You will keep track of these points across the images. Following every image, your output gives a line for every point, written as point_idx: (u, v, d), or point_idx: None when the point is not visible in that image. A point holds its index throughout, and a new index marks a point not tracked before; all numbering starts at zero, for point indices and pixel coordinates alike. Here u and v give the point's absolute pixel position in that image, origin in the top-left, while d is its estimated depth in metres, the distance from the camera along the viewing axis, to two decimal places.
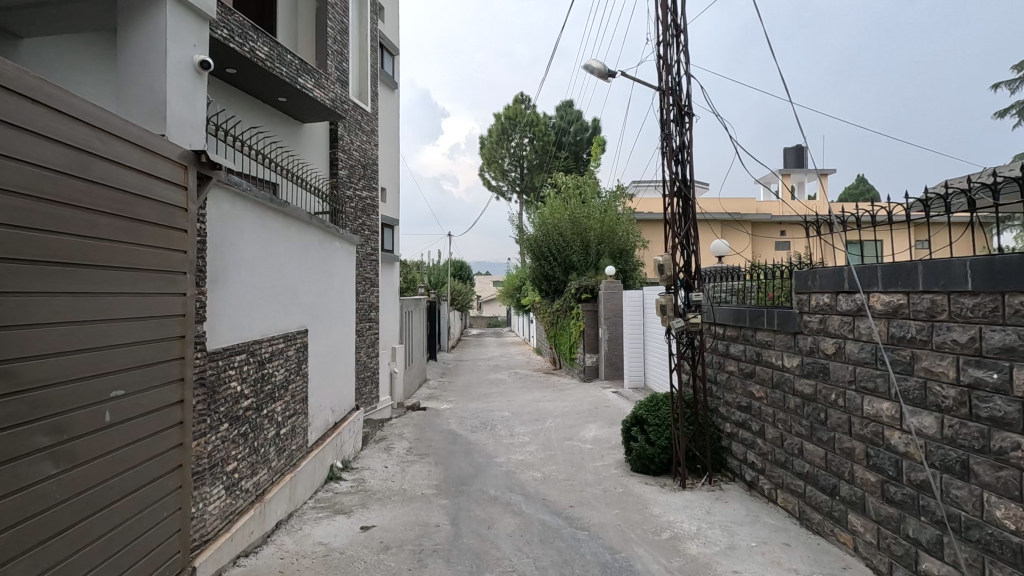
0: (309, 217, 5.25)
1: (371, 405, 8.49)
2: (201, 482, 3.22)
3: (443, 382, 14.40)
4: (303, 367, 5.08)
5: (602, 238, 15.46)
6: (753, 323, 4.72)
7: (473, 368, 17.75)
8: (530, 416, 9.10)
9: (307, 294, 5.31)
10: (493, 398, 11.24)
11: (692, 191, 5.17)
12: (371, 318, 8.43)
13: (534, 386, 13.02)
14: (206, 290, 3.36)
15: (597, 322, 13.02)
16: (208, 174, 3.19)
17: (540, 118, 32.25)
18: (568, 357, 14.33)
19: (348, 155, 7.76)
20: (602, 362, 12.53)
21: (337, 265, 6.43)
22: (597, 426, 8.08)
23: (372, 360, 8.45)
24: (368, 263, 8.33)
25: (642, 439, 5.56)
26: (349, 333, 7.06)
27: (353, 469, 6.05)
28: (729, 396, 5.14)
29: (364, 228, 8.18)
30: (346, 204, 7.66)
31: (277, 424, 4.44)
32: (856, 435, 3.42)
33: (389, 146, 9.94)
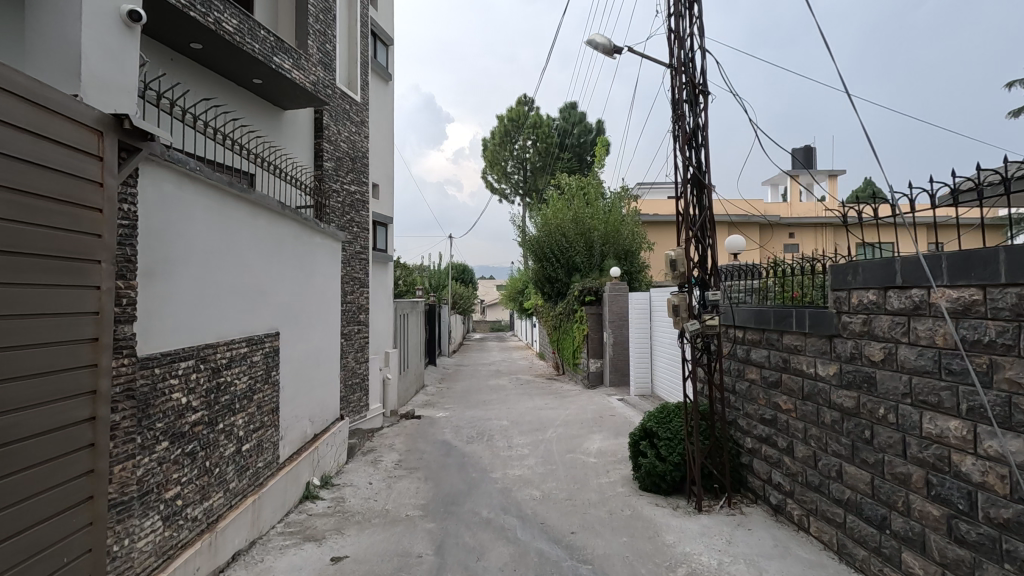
0: (283, 208, 4.74)
1: (360, 414, 7.95)
2: (126, 515, 2.69)
3: (441, 388, 13.82)
4: (273, 374, 4.55)
5: (607, 239, 14.91)
6: (778, 325, 4.15)
7: (473, 373, 17.18)
8: (530, 425, 8.54)
9: (279, 295, 4.78)
10: (492, 405, 10.67)
11: (708, 177, 4.64)
12: (360, 321, 7.89)
13: (535, 392, 12.44)
14: (140, 285, 2.83)
15: (601, 326, 12.45)
16: (137, 145, 2.68)
17: (543, 120, 31.78)
18: (572, 363, 13.76)
19: (334, 146, 7.26)
20: (607, 367, 11.95)
21: (317, 263, 5.91)
22: (602, 438, 7.49)
23: (360, 366, 7.90)
24: (356, 261, 7.80)
25: (652, 455, 5.00)
26: (332, 337, 6.53)
27: (334, 486, 5.50)
28: (750, 407, 4.57)
29: (353, 225, 7.67)
30: (333, 198, 7.15)
31: (238, 440, 3.91)
32: (912, 459, 2.86)
33: (381, 140, 9.45)
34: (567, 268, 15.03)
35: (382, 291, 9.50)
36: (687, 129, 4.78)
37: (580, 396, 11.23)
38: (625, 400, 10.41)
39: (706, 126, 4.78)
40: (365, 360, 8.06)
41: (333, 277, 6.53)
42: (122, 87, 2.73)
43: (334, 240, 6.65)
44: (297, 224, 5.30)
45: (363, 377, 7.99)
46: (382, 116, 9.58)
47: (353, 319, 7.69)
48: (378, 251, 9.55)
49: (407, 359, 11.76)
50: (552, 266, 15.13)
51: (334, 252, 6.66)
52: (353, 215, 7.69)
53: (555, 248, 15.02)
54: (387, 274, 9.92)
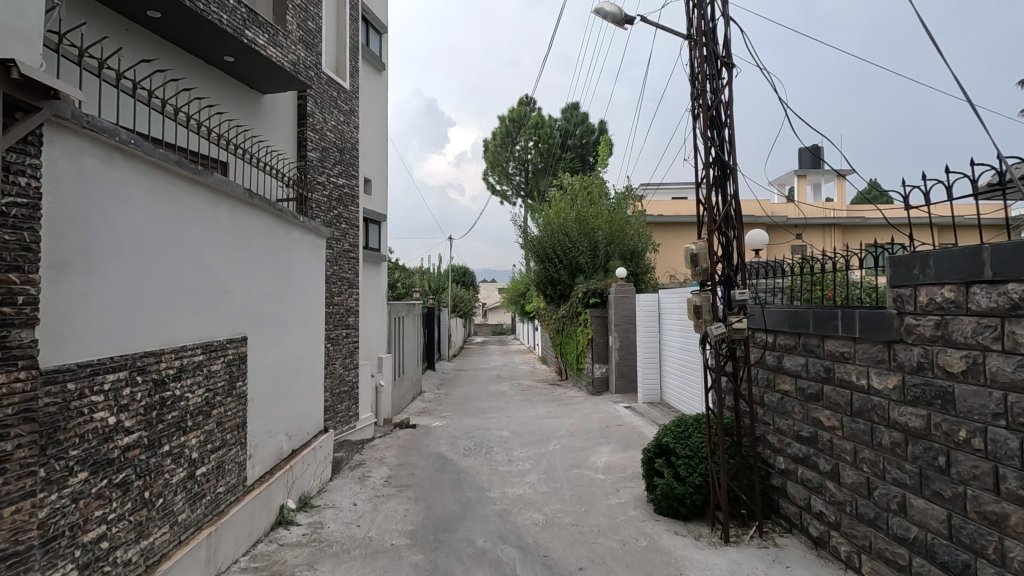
0: (251, 197, 4.18)
1: (348, 425, 7.38)
2: (21, 571, 2.12)
3: (439, 395, 13.25)
4: (237, 386, 3.98)
5: (612, 239, 14.34)
6: (820, 328, 3.56)
7: (473, 379, 16.59)
8: (532, 436, 7.98)
9: (247, 295, 4.21)
10: (492, 413, 10.10)
11: (733, 161, 4.10)
12: (349, 324, 7.34)
13: (538, 399, 11.86)
14: (42, 280, 2.28)
15: (607, 329, 11.88)
16: (36, 103, 2.18)
17: (545, 120, 31.30)
18: (576, 368, 13.17)
19: (319, 135, 6.73)
20: (613, 373, 11.37)
21: (297, 261, 5.34)
22: (610, 451, 6.92)
23: (349, 373, 7.35)
24: (345, 260, 7.25)
25: (669, 475, 4.43)
26: (315, 342, 5.96)
27: (313, 509, 4.93)
28: (784, 423, 4.00)
29: (340, 221, 7.13)
30: (317, 191, 6.62)
31: (189, 464, 3.34)
32: (1007, 496, 2.29)
33: (373, 132, 8.92)
34: (570, 269, 14.47)
35: (374, 293, 8.95)
36: (710, 106, 4.23)
37: (585, 403, 10.64)
38: (633, 408, 9.83)
39: (730, 103, 4.24)
40: (355, 366, 7.50)
41: (316, 277, 5.97)
42: (21, 32, 2.22)
43: (318, 236, 6.09)
44: (274, 216, 4.74)
45: (352, 385, 7.43)
46: (374, 108, 9.06)
47: (340, 323, 7.14)
48: (370, 250, 9.01)
49: (403, 364, 11.20)
50: (555, 267, 14.58)
51: (318, 250, 6.10)
52: (340, 210, 7.13)
53: (558, 249, 14.46)
54: (380, 275, 9.37)
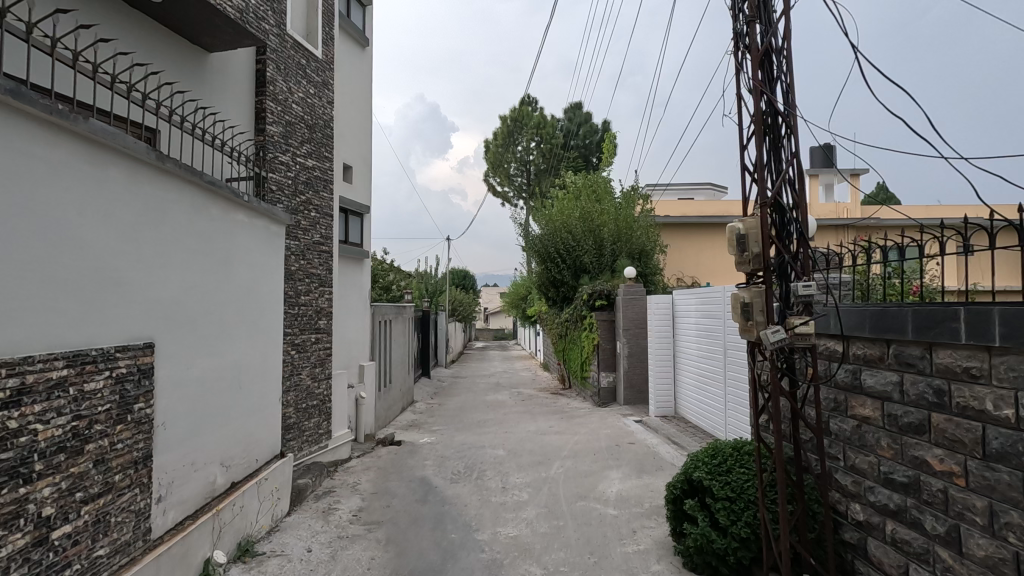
0: (164, 163, 3.24)
1: (318, 444, 6.39)
2: None
3: (433, 405, 12.25)
4: (135, 410, 2.99)
5: (619, 237, 13.34)
6: (924, 334, 2.56)
7: (471, 387, 15.57)
8: (531, 457, 6.97)
9: (159, 289, 3.25)
10: (487, 427, 9.11)
11: (795, 114, 3.15)
12: (319, 327, 6.37)
13: (539, 411, 10.84)
14: None
15: (615, 334, 10.86)
16: None
17: (548, 120, 30.41)
18: (580, 377, 12.15)
19: (282, 106, 5.77)
20: (621, 382, 10.36)
21: (240, 251, 4.33)
22: (621, 477, 5.91)
23: (320, 383, 6.37)
24: (314, 254, 6.27)
25: (705, 520, 3.44)
26: (270, 352, 4.95)
27: (254, 559, 3.93)
28: (863, 459, 2.99)
29: (308, 208, 6.16)
30: (278, 171, 5.66)
31: (36, 524, 2.34)
32: None
33: (352, 114, 7.99)
34: (574, 270, 13.46)
35: (352, 295, 7.99)
36: (762, 44, 3.26)
37: (591, 416, 9.62)
38: (644, 422, 8.81)
39: (786, 40, 3.29)
40: (327, 376, 6.53)
41: (271, 272, 4.97)
42: None
43: (276, 224, 5.10)
44: (204, 191, 3.75)
45: (324, 399, 6.46)
46: (354, 87, 8.13)
47: (308, 326, 6.16)
48: (350, 245, 8.05)
49: (391, 372, 10.23)
50: (558, 268, 13.58)
51: (277, 241, 5.11)
52: (308, 196, 6.17)
53: (560, 248, 13.47)
54: (362, 274, 8.40)
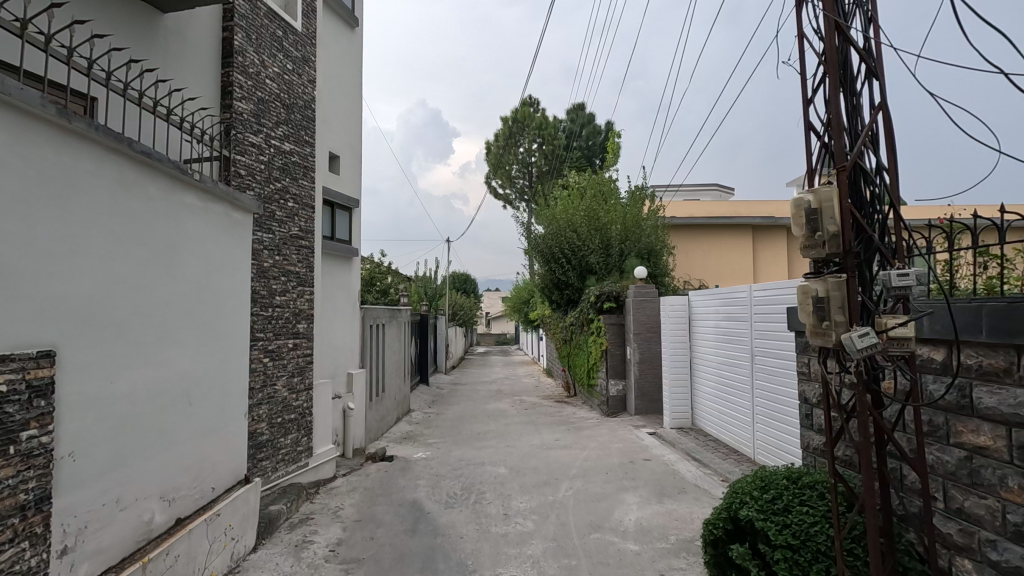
0: (70, 122, 2.55)
1: (297, 463, 5.68)
2: None
3: (430, 415, 11.53)
4: (20, 439, 2.28)
5: (626, 236, 12.64)
6: None
7: (471, 395, 14.84)
8: (536, 476, 6.24)
9: (64, 282, 2.55)
10: (487, 441, 8.37)
11: (878, 54, 2.45)
12: (298, 332, 5.67)
13: (543, 422, 10.11)
14: None
15: (624, 339, 10.13)
16: None
17: (550, 121, 29.79)
18: (587, 384, 11.42)
19: (253, 80, 5.09)
20: (632, 391, 9.62)
21: (190, 240, 3.61)
22: (639, 502, 5.17)
23: (298, 394, 5.66)
24: (290, 250, 5.57)
25: (757, 571, 2.76)
26: (232, 360, 4.23)
27: None
28: (976, 504, 2.28)
29: (284, 197, 5.47)
30: (247, 153, 4.96)
31: None
32: None
33: (338, 98, 7.32)
34: (579, 271, 12.73)
35: (337, 297, 7.28)
36: None
37: (600, 427, 8.89)
38: (659, 435, 8.08)
39: None
40: (307, 387, 5.82)
41: (234, 266, 4.25)
42: None
43: (242, 212, 4.39)
44: (133, 164, 3.04)
45: (303, 412, 5.75)
46: (342, 69, 7.45)
47: (285, 330, 5.46)
48: (337, 242, 7.36)
49: (384, 380, 9.50)
50: (562, 269, 12.87)
51: (242, 232, 4.38)
52: (284, 183, 5.48)
53: (565, 248, 12.75)
54: (350, 274, 7.71)
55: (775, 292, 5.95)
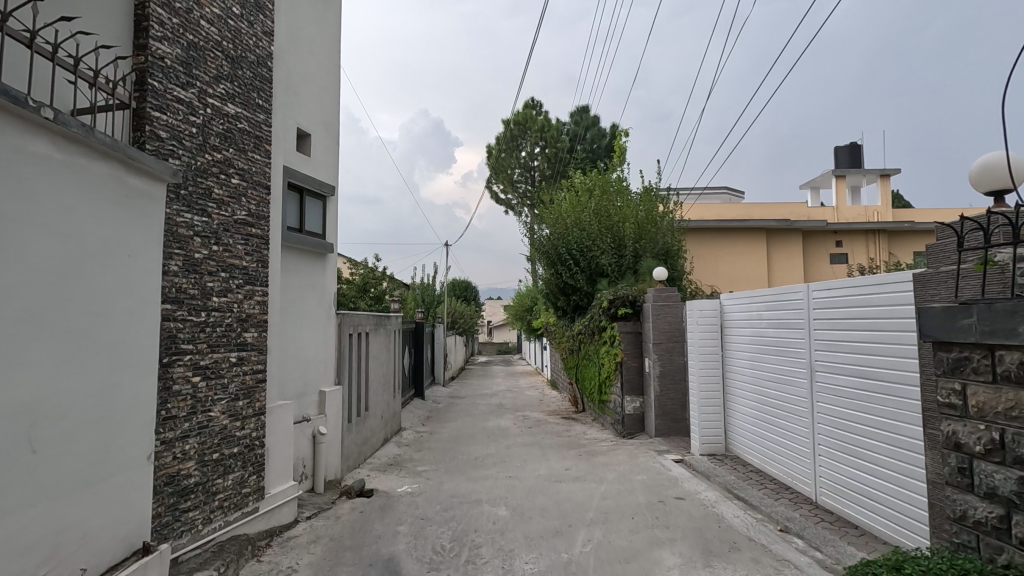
0: None
1: (243, 511, 4.46)
2: None
3: (422, 434, 10.30)
4: None
5: (641, 235, 11.44)
6: None
7: (470, 410, 13.61)
8: (544, 521, 5.02)
9: None
10: (485, 469, 7.16)
11: None
12: (244, 342, 4.50)
13: (551, 444, 8.88)
14: None
15: (642, 350, 8.92)
16: None
17: (553, 123, 28.81)
18: (599, 399, 10.20)
19: (181, 18, 3.96)
20: (653, 409, 8.40)
21: (34, 206, 2.42)
22: (682, 565, 3.95)
23: (245, 421, 4.48)
24: (233, 238, 4.42)
25: None
26: (122, 384, 3.01)
27: None
28: None
29: (224, 171, 4.32)
30: (169, 109, 3.81)
31: None
32: None
33: (308, 67, 6.21)
34: (589, 274, 11.53)
35: (305, 300, 6.12)
36: None
37: (617, 452, 7.67)
38: (687, 464, 6.85)
39: None
40: (258, 411, 4.63)
41: (128, 251, 3.04)
42: None
43: (144, 178, 3.19)
44: None
45: (253, 443, 4.56)
46: (313, 33, 6.35)
47: (225, 339, 4.29)
48: (307, 235, 6.21)
49: (369, 397, 8.29)
50: (571, 271, 11.66)
51: (144, 206, 3.17)
52: (226, 154, 4.35)
53: (573, 249, 11.55)
54: (323, 274, 6.56)
55: (841, 292, 4.79)
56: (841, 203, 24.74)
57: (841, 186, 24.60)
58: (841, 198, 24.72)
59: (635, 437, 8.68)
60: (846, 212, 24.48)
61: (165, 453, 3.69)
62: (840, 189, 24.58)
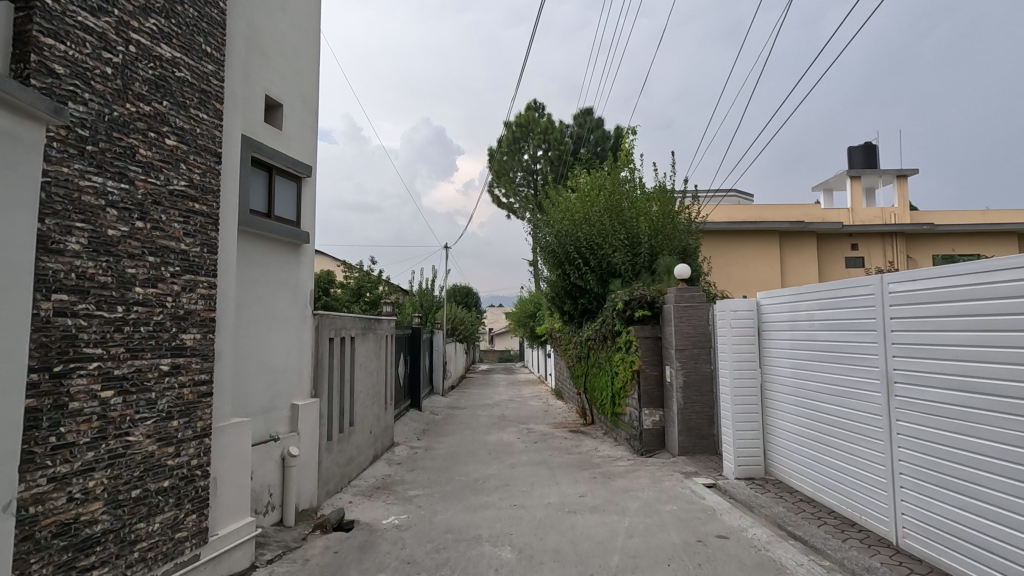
0: None
1: (178, 562, 3.50)
2: None
3: (417, 450, 9.34)
4: None
5: (657, 230, 10.45)
6: None
7: (470, 422, 12.66)
8: (558, 569, 4.05)
9: None
10: (487, 495, 6.19)
11: None
12: (181, 346, 3.56)
13: (560, 463, 7.91)
14: None
15: (662, 357, 7.97)
16: None
17: (556, 125, 28.06)
18: (613, 411, 9.23)
19: None
20: (675, 424, 7.44)
21: None
22: None
23: (181, 446, 3.53)
24: (167, 214, 3.50)
25: None
26: None
27: None
28: None
29: (153, 127, 3.39)
30: (70, 37, 2.88)
31: None
32: None
33: (278, 25, 5.32)
34: (600, 274, 10.54)
35: (271, 298, 5.19)
36: None
37: (637, 473, 6.70)
38: (721, 489, 5.87)
39: None
40: (199, 432, 3.68)
41: None
42: None
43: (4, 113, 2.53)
44: None
45: (192, 474, 3.61)
46: None
47: (152, 342, 3.35)
48: (276, 221, 5.29)
49: (355, 410, 7.34)
50: (579, 271, 10.71)
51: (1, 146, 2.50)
52: (158, 107, 3.43)
53: (582, 246, 10.61)
54: (297, 268, 5.64)
55: (930, 283, 3.84)
56: (856, 205, 23.83)
57: (856, 188, 23.71)
58: (856, 199, 23.81)
59: (655, 456, 7.71)
60: (861, 213, 23.59)
61: (55, 494, 2.74)
62: (855, 191, 23.69)
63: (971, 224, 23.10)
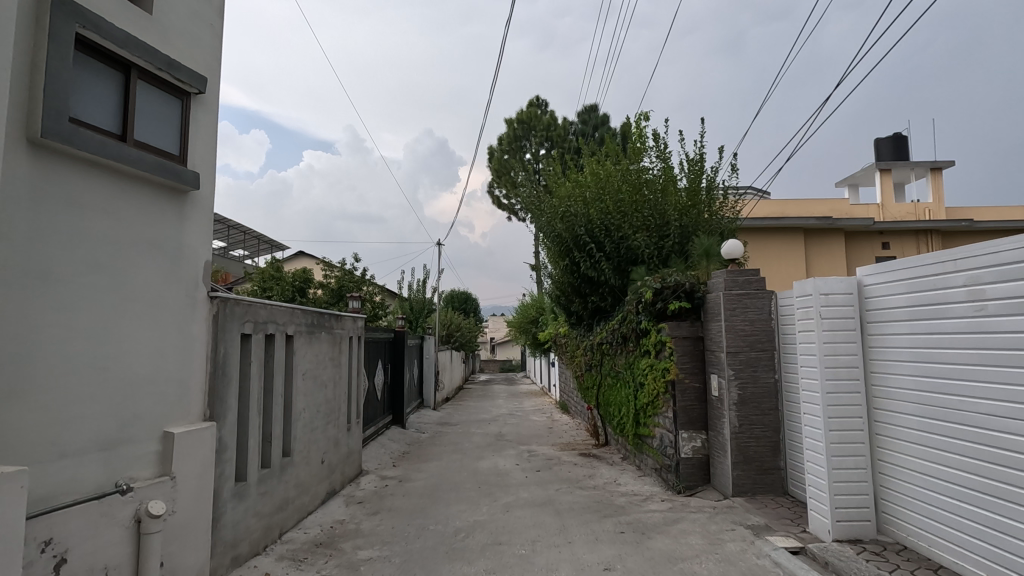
0: None
1: None
2: None
3: (388, 482, 7.39)
4: None
5: (685, 206, 8.53)
6: None
7: (461, 442, 10.71)
8: None
9: None
10: (466, 565, 4.23)
11: None
12: None
13: (570, 504, 5.97)
14: None
15: (706, 363, 6.05)
16: None
17: (559, 121, 26.39)
18: (637, 432, 7.29)
19: None
20: (726, 453, 5.52)
21: None
22: None
23: None
24: None
25: None
26: None
27: None
28: None
29: None
30: None
31: None
32: None
33: None
34: (617, 261, 8.56)
35: (121, 266, 3.32)
36: None
37: (683, 527, 4.76)
38: (817, 560, 3.91)
39: None
40: None
41: None
42: None
43: None
44: None
45: None
46: None
47: None
48: (138, 148, 3.42)
49: (294, 435, 5.41)
50: (592, 260, 8.76)
51: None
52: None
53: (595, 228, 8.69)
54: (179, 228, 3.77)
55: None
56: (887, 200, 21.95)
57: (886, 181, 21.85)
58: (886, 194, 21.93)
59: (699, 495, 5.76)
60: (892, 210, 21.70)
61: None
62: (885, 184, 21.83)
63: (1012, 221, 21.17)
